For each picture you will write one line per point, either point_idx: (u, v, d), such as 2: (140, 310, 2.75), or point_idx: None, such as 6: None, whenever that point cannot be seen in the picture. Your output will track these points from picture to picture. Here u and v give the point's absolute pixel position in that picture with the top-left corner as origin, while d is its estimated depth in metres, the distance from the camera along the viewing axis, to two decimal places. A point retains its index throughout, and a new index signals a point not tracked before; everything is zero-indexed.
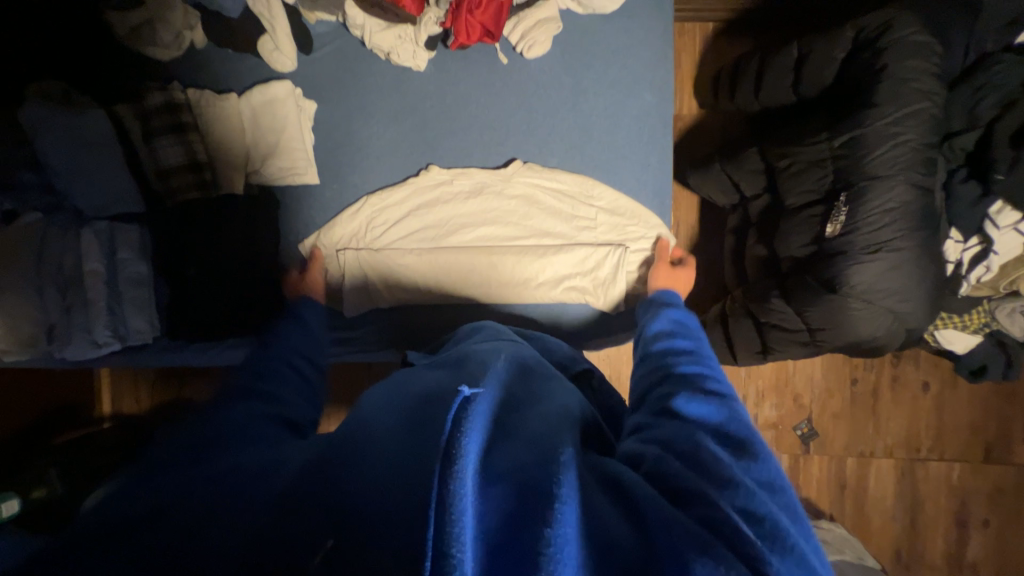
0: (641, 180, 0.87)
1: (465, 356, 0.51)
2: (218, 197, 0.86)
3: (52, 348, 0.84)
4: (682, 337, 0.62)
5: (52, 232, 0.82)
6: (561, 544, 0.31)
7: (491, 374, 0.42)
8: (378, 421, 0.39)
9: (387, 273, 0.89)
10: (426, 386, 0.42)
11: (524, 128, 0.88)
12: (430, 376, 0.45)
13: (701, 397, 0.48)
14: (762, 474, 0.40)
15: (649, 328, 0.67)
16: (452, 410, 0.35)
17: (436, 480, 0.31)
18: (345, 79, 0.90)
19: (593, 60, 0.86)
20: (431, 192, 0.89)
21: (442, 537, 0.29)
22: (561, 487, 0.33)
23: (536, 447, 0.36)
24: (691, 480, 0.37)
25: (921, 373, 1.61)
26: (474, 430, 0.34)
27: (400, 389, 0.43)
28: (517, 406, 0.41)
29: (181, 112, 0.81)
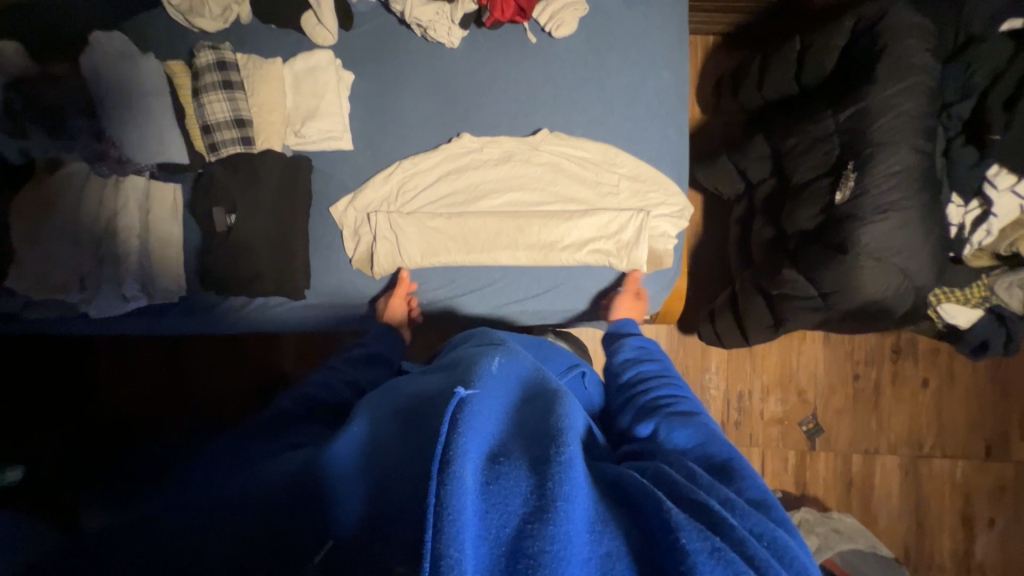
0: (660, 152, 0.93)
1: (457, 364, 0.57)
2: (259, 154, 0.88)
3: (81, 298, 0.85)
4: (649, 363, 0.74)
5: (94, 182, 0.85)
6: (565, 535, 0.35)
7: (484, 379, 0.48)
8: (389, 427, 0.45)
9: (417, 234, 0.92)
10: (422, 390, 0.49)
11: (551, 102, 0.94)
12: (428, 381, 0.53)
13: (679, 419, 0.60)
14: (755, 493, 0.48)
15: (617, 355, 0.79)
16: (444, 416, 0.40)
17: (435, 484, 0.35)
18: (382, 54, 0.95)
19: (615, 41, 0.93)
20: (461, 160, 0.94)
21: (442, 538, 0.31)
22: (564, 488, 0.37)
23: (533, 444, 0.42)
24: (689, 491, 0.43)
25: (920, 369, 1.65)
26: (465, 434, 0.38)
27: (399, 396, 0.51)
28: (512, 415, 0.46)
29: (230, 71, 0.86)
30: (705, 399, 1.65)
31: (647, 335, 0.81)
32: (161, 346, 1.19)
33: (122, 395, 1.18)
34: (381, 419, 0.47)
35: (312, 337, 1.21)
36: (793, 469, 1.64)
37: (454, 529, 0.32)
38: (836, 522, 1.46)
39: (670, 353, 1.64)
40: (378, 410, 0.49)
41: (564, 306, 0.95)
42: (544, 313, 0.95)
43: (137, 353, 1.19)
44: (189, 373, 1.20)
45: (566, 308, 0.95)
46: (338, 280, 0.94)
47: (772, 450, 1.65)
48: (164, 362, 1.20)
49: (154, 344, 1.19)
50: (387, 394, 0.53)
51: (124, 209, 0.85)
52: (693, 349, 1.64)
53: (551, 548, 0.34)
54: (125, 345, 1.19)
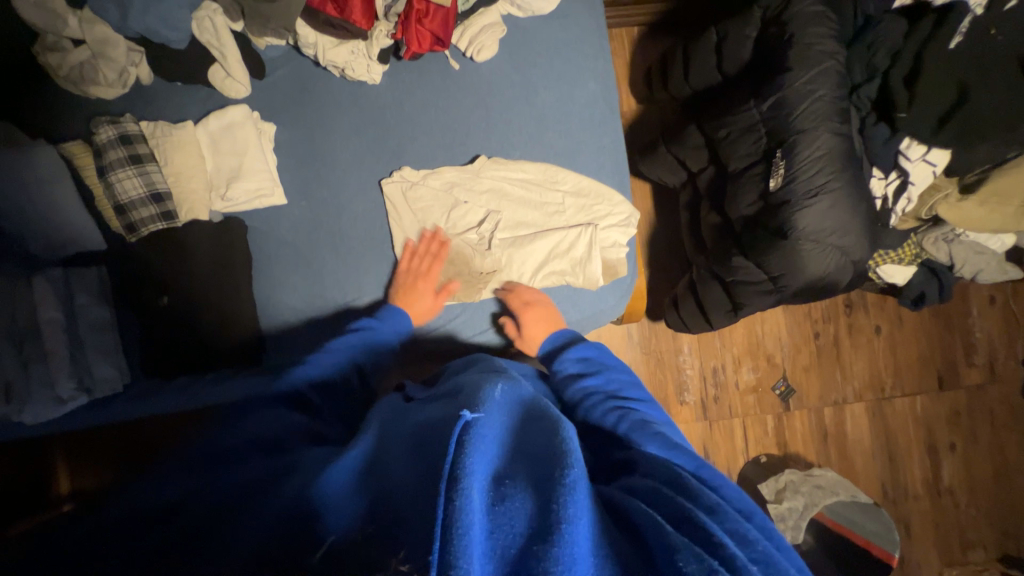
0: (600, 161, 0.94)
1: (459, 388, 0.55)
2: (186, 226, 0.83)
3: (8, 411, 0.76)
4: (593, 377, 0.72)
5: (1, 283, 0.77)
6: (570, 558, 0.34)
7: (489, 402, 0.46)
8: (402, 454, 0.44)
9: (374, 281, 0.91)
10: (427, 418, 0.48)
11: (484, 125, 0.93)
12: (432, 408, 0.51)
13: (646, 435, 0.61)
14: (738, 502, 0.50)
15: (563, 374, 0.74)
16: (451, 438, 0.39)
17: (444, 503, 0.35)
18: (301, 99, 0.91)
19: (538, 57, 0.93)
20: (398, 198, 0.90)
21: (450, 554, 0.32)
22: (569, 509, 0.37)
23: (539, 463, 0.42)
24: (678, 509, 0.43)
25: (872, 318, 1.76)
26: (473, 452, 0.38)
27: (406, 425, 0.49)
28: (517, 434, 0.45)
29: (137, 143, 0.80)
30: (683, 380, 1.70)
31: (584, 342, 0.78)
32: (114, 434, 1.12)
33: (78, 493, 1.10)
34: (387, 448, 0.47)
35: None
36: (773, 432, 1.71)
37: (461, 544, 0.32)
38: (817, 478, 1.57)
39: (643, 341, 1.67)
40: (380, 449, 0.48)
41: None
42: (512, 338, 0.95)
43: (87, 447, 1.12)
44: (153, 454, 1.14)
45: None
46: (293, 338, 0.90)
47: (751, 417, 1.71)
48: (118, 450, 1.13)
49: (105, 434, 1.12)
50: (383, 433, 0.50)
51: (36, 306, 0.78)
52: (664, 334, 1.68)
53: (555, 568, 0.33)
54: (75, 440, 1.11)
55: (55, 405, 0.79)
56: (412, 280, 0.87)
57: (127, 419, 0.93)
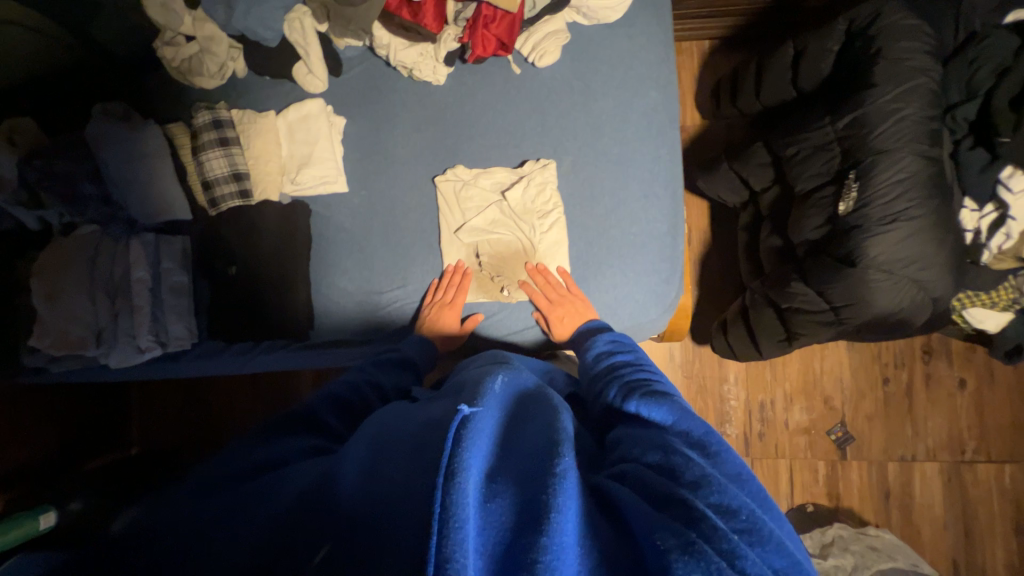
0: (654, 172, 0.92)
1: (462, 385, 0.57)
2: (258, 205, 0.92)
3: (98, 353, 0.88)
4: (622, 352, 0.73)
5: (106, 243, 0.89)
6: (558, 547, 0.36)
7: (487, 395, 0.47)
8: (409, 437, 0.46)
9: (420, 272, 0.95)
10: (433, 413, 0.49)
11: (539, 130, 0.94)
12: (437, 404, 0.52)
13: (652, 397, 0.57)
14: (730, 468, 0.47)
15: (592, 352, 0.76)
16: (449, 433, 0.40)
17: (441, 499, 0.37)
18: (371, 96, 0.97)
19: (599, 65, 0.93)
20: (446, 195, 0.94)
21: (445, 549, 0.34)
22: (557, 496, 0.39)
23: (533, 458, 0.43)
24: (662, 488, 0.43)
25: (956, 370, 1.56)
26: (470, 449, 0.40)
27: (414, 416, 0.51)
28: (512, 428, 0.47)
29: (227, 128, 0.89)
30: (725, 411, 1.60)
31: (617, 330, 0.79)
32: (181, 390, 1.24)
33: (147, 436, 1.24)
34: (393, 441, 0.47)
35: (324, 374, 1.24)
36: (824, 481, 1.57)
37: (456, 539, 0.34)
38: (872, 540, 1.40)
39: (685, 364, 1.60)
40: (387, 430, 0.50)
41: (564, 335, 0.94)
42: (546, 343, 0.95)
43: (158, 398, 1.25)
44: (211, 412, 1.25)
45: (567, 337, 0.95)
46: (340, 319, 0.96)
47: (800, 461, 1.58)
48: (182, 405, 1.25)
49: (174, 389, 1.25)
50: (388, 424, 0.51)
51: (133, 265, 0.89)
52: (709, 359, 1.60)
53: (544, 558, 0.35)
54: (148, 390, 1.25)
55: (136, 353, 0.90)
56: (439, 311, 0.91)
57: (192, 376, 1.02)
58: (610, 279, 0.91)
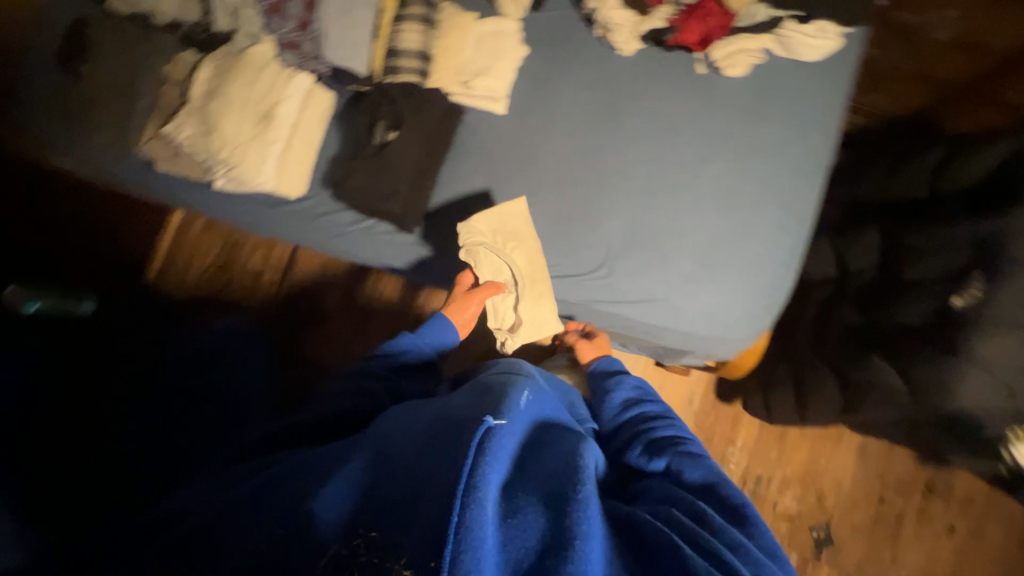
0: (792, 206, 0.94)
1: (487, 390, 0.65)
2: (424, 88, 0.89)
3: (222, 165, 0.92)
4: (651, 403, 0.88)
5: (273, 69, 0.91)
6: (583, 563, 0.44)
7: (511, 411, 0.56)
8: (416, 458, 0.52)
9: (537, 212, 0.96)
10: (456, 416, 0.57)
11: (702, 127, 0.96)
12: (456, 407, 0.61)
13: (688, 458, 0.72)
14: (765, 541, 0.59)
15: (621, 394, 0.90)
16: (469, 453, 0.48)
17: (459, 505, 0.44)
18: (557, 41, 1.01)
19: (778, 94, 0.96)
20: (479, 260, 0.94)
21: (460, 550, 0.41)
22: (580, 526, 0.46)
23: (552, 483, 0.51)
24: (688, 523, 0.56)
25: (948, 515, 1.58)
26: (489, 464, 0.47)
27: (431, 421, 0.59)
28: (534, 452, 0.56)
29: (434, 11, 0.89)
30: None
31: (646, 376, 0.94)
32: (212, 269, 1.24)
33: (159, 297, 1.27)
34: (411, 444, 0.55)
35: (359, 278, 1.26)
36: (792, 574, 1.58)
37: (471, 544, 0.42)
38: None
39: (700, 414, 1.63)
40: (398, 434, 0.58)
41: (648, 323, 0.94)
42: (629, 325, 0.96)
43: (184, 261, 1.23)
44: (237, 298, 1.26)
45: (648, 327, 0.95)
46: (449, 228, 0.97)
47: None
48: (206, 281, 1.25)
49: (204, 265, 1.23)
50: (397, 429, 0.59)
51: (283, 104, 0.91)
52: (724, 417, 1.63)
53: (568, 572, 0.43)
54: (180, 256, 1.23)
55: (251, 180, 0.92)
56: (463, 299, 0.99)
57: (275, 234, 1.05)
58: (717, 287, 0.92)
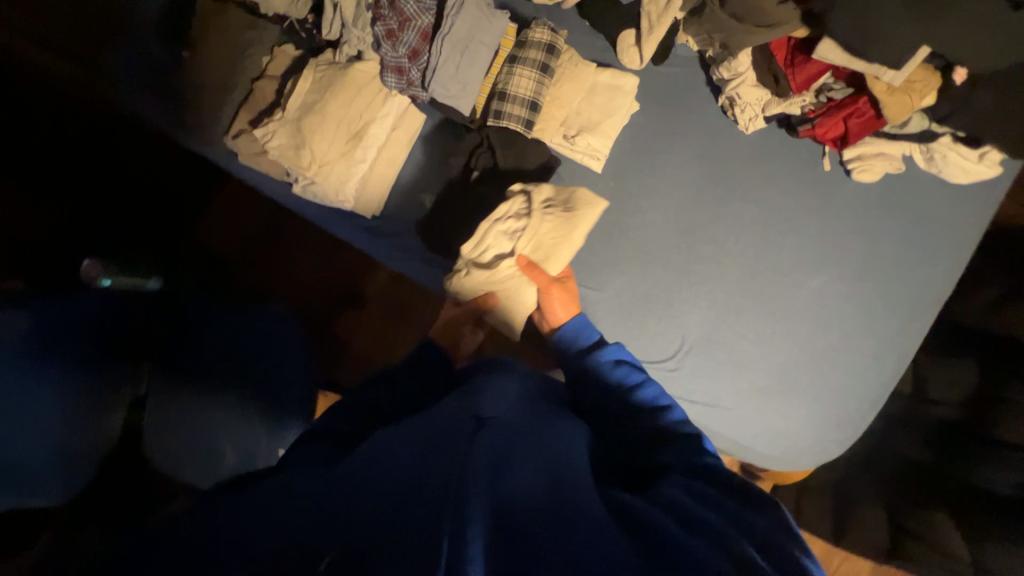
0: (897, 336, 0.86)
1: (474, 393, 0.57)
2: (529, 139, 0.84)
3: (307, 178, 0.86)
4: (636, 390, 0.70)
5: (372, 87, 0.85)
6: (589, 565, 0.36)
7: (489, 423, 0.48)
8: (402, 474, 0.43)
9: (616, 285, 0.91)
10: (441, 428, 0.49)
11: (815, 231, 0.88)
12: (447, 412, 0.52)
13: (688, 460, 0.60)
14: (775, 521, 0.49)
15: (600, 377, 0.72)
16: (460, 506, 0.37)
17: (449, 524, 0.36)
18: (672, 101, 0.93)
19: (909, 211, 0.87)
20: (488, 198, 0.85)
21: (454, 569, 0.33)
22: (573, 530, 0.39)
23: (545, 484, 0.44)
24: (705, 524, 0.46)
25: None
26: (478, 475, 0.40)
27: (421, 430, 0.50)
28: (514, 440, 0.47)
29: (554, 56, 0.83)
30: None
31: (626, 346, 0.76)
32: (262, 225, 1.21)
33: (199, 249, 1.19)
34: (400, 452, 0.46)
35: (405, 278, 1.24)
36: None
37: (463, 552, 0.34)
38: None
39: None
40: (389, 445, 0.48)
41: (708, 429, 0.88)
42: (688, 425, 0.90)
43: (237, 218, 1.21)
44: (279, 258, 1.22)
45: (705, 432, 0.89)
46: None
47: None
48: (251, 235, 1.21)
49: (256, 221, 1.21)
50: (386, 442, 0.49)
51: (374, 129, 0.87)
52: None
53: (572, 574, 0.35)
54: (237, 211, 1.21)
55: (327, 199, 0.88)
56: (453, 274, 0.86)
57: None
58: (792, 408, 0.86)
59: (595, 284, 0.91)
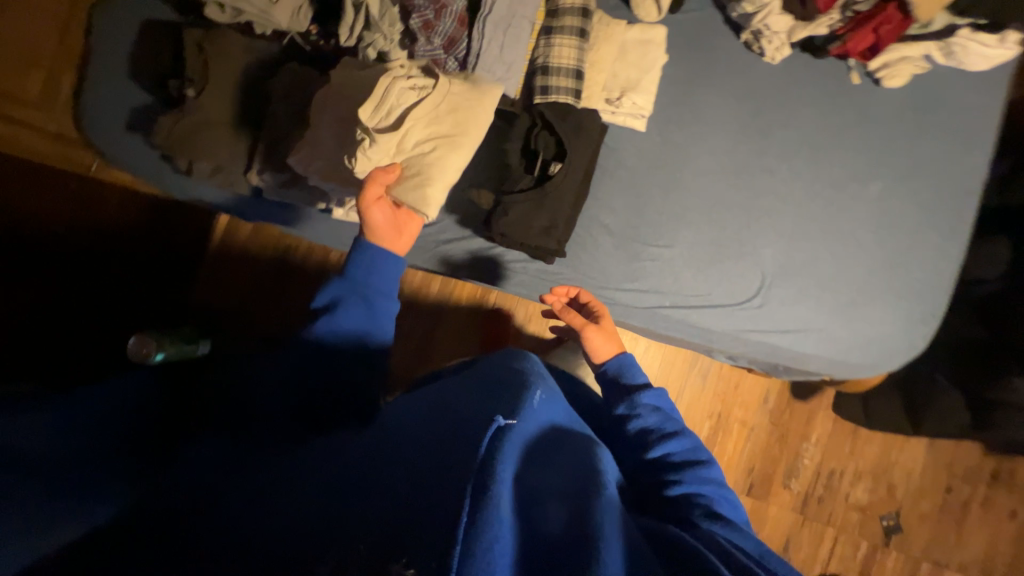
0: (951, 226, 0.91)
1: (496, 382, 0.57)
2: (579, 108, 0.83)
3: (362, 195, 0.82)
4: (671, 438, 0.67)
5: (406, 88, 0.81)
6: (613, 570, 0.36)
7: (527, 411, 0.49)
8: (423, 450, 0.45)
9: (687, 238, 0.91)
10: (469, 408, 0.50)
11: (859, 146, 0.91)
12: (467, 396, 0.53)
13: (727, 524, 0.56)
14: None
15: (635, 424, 0.69)
16: (483, 440, 0.41)
17: (469, 496, 0.37)
18: (697, 46, 0.92)
19: (937, 108, 0.91)
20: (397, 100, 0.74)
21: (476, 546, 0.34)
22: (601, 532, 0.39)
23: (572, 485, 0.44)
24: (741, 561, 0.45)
25: (1011, 499, 1.42)
26: (506, 456, 0.41)
27: (452, 409, 0.51)
28: (539, 447, 0.47)
29: (588, 20, 0.83)
30: (795, 466, 1.41)
31: (663, 390, 0.72)
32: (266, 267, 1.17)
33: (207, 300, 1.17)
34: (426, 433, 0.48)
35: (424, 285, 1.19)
36: (862, 561, 1.41)
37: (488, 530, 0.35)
38: None
39: (776, 412, 1.41)
40: (415, 426, 0.51)
41: (802, 353, 0.91)
42: (784, 354, 0.92)
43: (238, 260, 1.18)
44: (288, 296, 1.19)
45: (799, 356, 0.92)
46: (592, 253, 0.91)
47: (845, 535, 1.41)
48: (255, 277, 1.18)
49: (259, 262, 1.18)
50: (414, 420, 0.52)
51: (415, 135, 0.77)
52: (799, 415, 1.41)
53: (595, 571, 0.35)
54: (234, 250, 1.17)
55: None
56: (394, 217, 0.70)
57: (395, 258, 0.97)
58: (874, 314, 0.90)
59: (668, 240, 0.91)
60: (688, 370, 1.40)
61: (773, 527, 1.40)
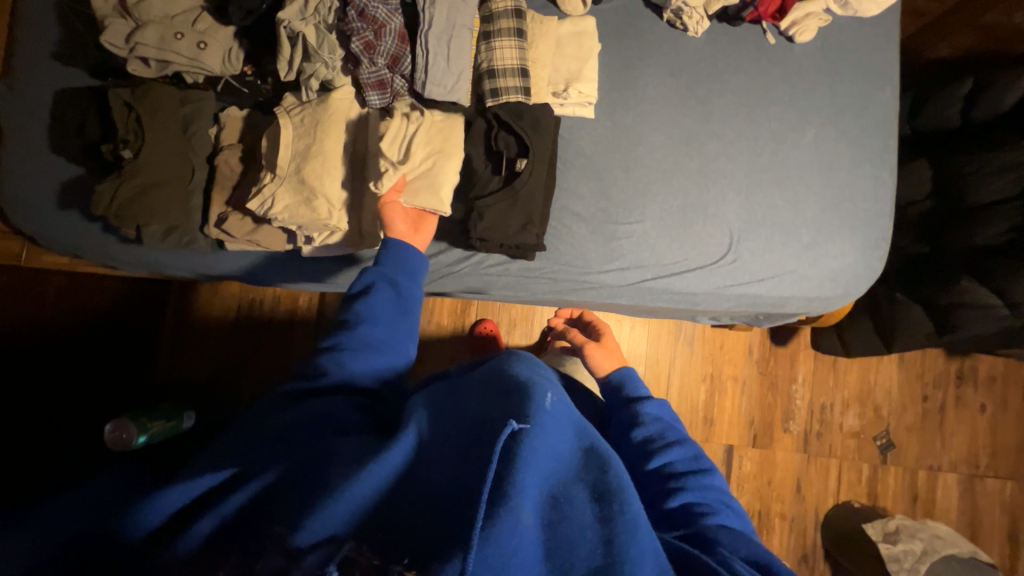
0: (881, 156, 1.00)
1: (501, 382, 0.56)
2: (532, 105, 0.85)
3: (334, 227, 0.80)
4: (675, 447, 0.68)
5: (356, 113, 0.80)
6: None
7: (541, 415, 0.50)
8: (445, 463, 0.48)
9: (655, 209, 0.95)
10: (481, 413, 0.51)
11: (786, 99, 0.99)
12: (476, 401, 0.54)
13: (727, 532, 0.60)
14: None
15: (637, 433, 0.70)
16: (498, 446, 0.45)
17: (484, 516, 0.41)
18: (625, 31, 0.97)
19: (845, 53, 1.00)
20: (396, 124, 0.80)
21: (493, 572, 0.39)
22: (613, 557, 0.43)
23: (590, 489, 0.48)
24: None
25: (980, 395, 1.55)
26: (523, 469, 0.45)
27: (465, 414, 0.53)
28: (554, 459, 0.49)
29: (522, 20, 0.86)
30: (790, 409, 1.49)
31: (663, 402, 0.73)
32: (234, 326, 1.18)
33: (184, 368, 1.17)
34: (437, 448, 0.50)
35: None
36: (866, 482, 1.49)
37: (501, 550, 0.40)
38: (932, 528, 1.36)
39: (761, 361, 1.48)
40: (429, 435, 0.52)
41: (781, 296, 0.97)
42: (766, 299, 0.97)
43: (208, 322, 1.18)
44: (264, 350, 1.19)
45: (778, 299, 0.98)
46: (569, 241, 0.93)
47: (847, 462, 1.49)
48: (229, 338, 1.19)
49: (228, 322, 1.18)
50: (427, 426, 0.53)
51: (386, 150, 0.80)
52: (783, 359, 1.49)
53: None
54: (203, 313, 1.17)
55: (354, 242, 0.84)
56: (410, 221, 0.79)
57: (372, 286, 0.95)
58: (836, 247, 0.97)
59: (640, 215, 0.94)
60: (674, 339, 1.44)
61: (782, 471, 1.46)
